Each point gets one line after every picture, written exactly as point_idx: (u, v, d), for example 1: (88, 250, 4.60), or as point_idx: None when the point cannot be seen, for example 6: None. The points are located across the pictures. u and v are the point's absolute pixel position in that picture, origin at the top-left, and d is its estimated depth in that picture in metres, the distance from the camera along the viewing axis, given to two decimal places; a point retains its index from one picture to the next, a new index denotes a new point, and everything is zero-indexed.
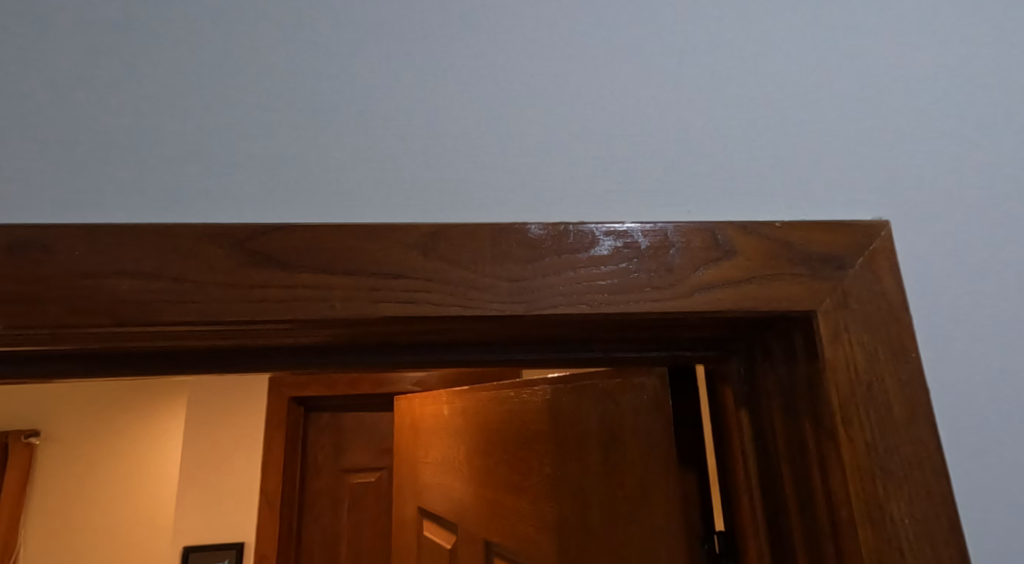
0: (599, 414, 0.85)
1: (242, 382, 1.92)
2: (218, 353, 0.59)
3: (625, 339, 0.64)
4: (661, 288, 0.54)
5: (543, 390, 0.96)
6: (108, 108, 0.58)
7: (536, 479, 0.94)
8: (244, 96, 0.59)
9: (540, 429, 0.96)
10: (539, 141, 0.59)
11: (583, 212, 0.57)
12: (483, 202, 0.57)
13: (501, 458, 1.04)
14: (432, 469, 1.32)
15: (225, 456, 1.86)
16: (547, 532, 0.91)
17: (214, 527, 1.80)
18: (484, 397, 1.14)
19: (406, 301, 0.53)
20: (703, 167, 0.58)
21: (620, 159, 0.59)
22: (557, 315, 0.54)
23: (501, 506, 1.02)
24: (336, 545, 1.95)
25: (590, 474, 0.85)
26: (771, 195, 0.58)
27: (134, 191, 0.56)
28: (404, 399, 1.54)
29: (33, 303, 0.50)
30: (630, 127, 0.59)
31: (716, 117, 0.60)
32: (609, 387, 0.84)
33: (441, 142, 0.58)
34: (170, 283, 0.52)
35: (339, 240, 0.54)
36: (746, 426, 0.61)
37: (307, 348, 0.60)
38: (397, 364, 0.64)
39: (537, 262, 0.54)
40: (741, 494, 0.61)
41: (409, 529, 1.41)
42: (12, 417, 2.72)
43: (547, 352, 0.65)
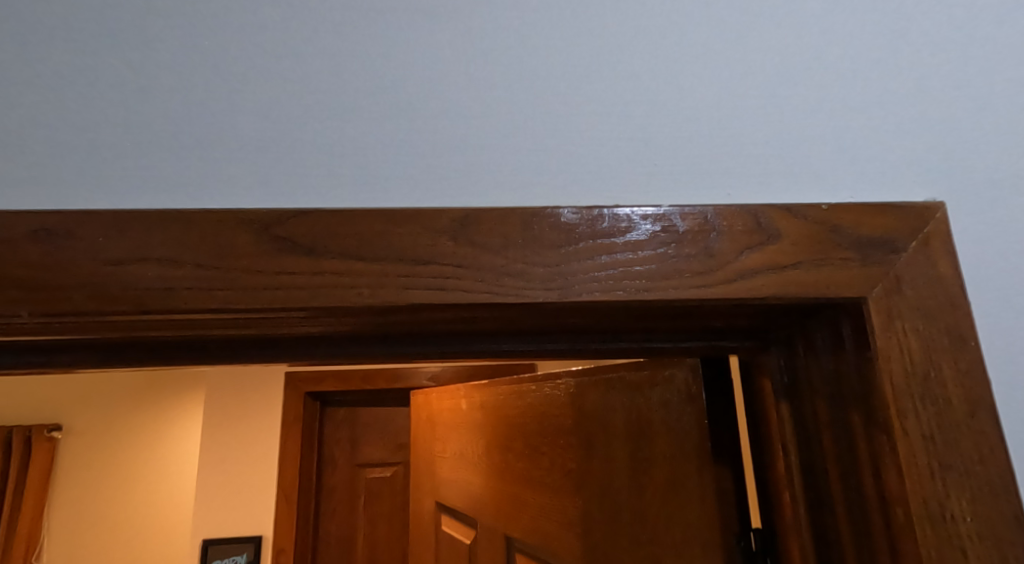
0: (626, 407, 0.82)
1: (259, 377, 1.92)
2: (240, 343, 0.58)
3: (656, 329, 0.61)
4: (701, 274, 0.51)
5: (568, 383, 0.94)
6: (129, 91, 0.56)
7: (560, 474, 0.92)
8: (267, 78, 0.57)
9: (565, 422, 0.93)
10: (567, 123, 0.56)
11: (616, 197, 0.55)
12: (514, 186, 0.55)
13: (524, 452, 1.02)
14: (450, 465, 1.30)
15: (243, 451, 1.85)
16: (572, 528, 0.88)
17: (232, 521, 1.80)
18: (505, 390, 1.12)
19: (436, 288, 0.51)
20: (741, 148, 0.56)
21: (652, 141, 0.56)
22: (593, 302, 0.51)
23: (524, 502, 1.00)
24: (353, 540, 1.94)
25: (617, 469, 0.83)
26: (810, 177, 0.55)
27: (157, 176, 0.54)
28: (421, 394, 1.52)
29: (56, 290, 0.49)
30: (663, 107, 0.57)
31: (753, 97, 0.57)
32: (637, 379, 0.81)
33: (468, 124, 0.56)
34: (193, 270, 0.50)
35: (366, 225, 0.52)
36: (786, 420, 0.59)
37: (331, 337, 0.58)
38: (422, 354, 0.62)
39: (572, 248, 0.52)
40: (782, 491, 0.58)
41: (427, 525, 1.40)
42: (35, 411, 2.76)
43: (574, 342, 0.63)
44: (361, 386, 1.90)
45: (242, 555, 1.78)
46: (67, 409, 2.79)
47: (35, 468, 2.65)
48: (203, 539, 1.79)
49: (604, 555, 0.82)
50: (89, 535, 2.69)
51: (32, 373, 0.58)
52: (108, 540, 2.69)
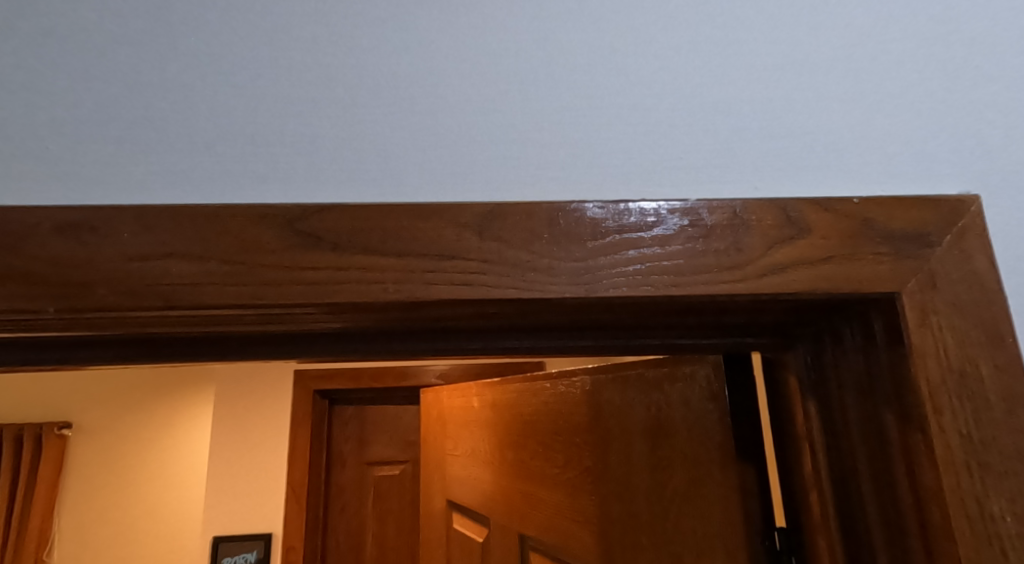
0: (645, 405, 0.82)
1: (271, 375, 1.93)
2: (259, 339, 0.58)
3: (678, 325, 0.60)
4: (730, 269, 0.51)
5: (584, 381, 0.93)
6: (152, 86, 0.56)
7: (576, 472, 0.91)
8: (290, 73, 0.56)
9: (580, 420, 0.93)
10: (589, 117, 0.56)
11: (642, 191, 0.54)
12: (539, 180, 0.54)
13: (538, 450, 1.01)
14: (461, 463, 1.29)
15: (254, 448, 1.86)
16: (588, 527, 0.88)
17: (243, 518, 1.81)
18: (518, 388, 1.11)
19: (461, 283, 0.51)
20: (766, 141, 0.55)
21: (675, 135, 0.55)
22: (620, 297, 0.51)
23: (538, 500, 0.99)
24: (361, 537, 1.93)
25: (636, 466, 0.82)
26: (833, 170, 0.54)
27: (180, 171, 0.54)
28: (431, 392, 1.52)
29: (83, 286, 0.49)
30: (685, 101, 0.56)
31: (774, 90, 0.56)
32: (656, 377, 0.81)
33: (490, 118, 0.56)
34: (218, 266, 0.50)
35: (390, 220, 0.52)
36: (813, 417, 0.58)
37: (353, 333, 0.58)
38: (442, 350, 0.61)
39: (600, 242, 0.52)
40: (809, 491, 0.57)
41: (438, 523, 1.39)
42: (46, 409, 2.77)
43: (594, 339, 0.63)
44: (369, 385, 1.89)
45: (253, 552, 1.79)
46: (79, 407, 2.80)
47: (47, 465, 2.67)
48: (214, 536, 1.80)
49: (623, 555, 0.82)
50: (98, 531, 2.70)
51: (50, 370, 0.58)
52: (117, 537, 2.70)
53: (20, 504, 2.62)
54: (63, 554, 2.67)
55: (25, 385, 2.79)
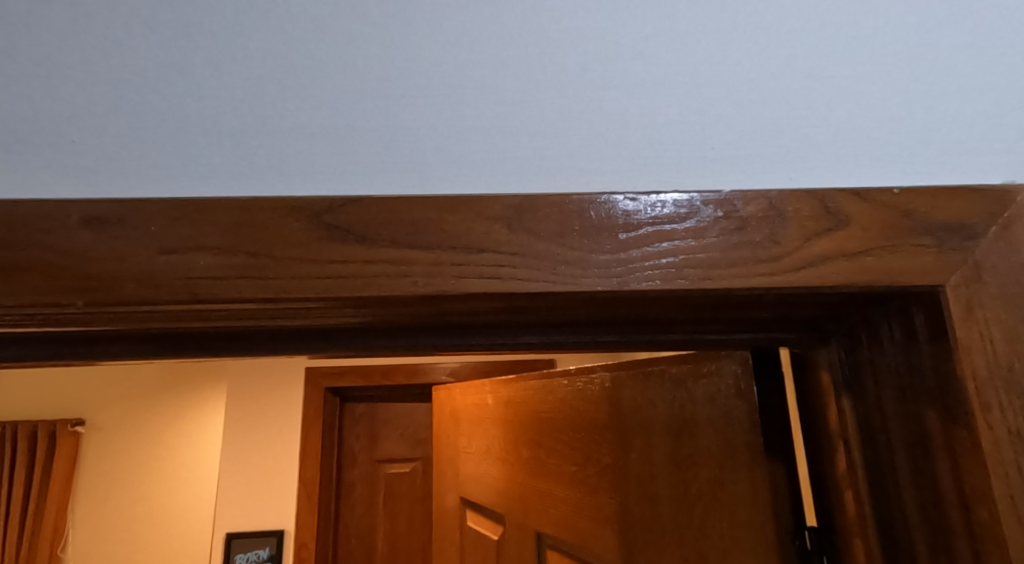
0: (665, 402, 0.80)
1: (283, 372, 1.93)
2: (279, 333, 0.57)
3: (705, 319, 0.59)
4: (766, 262, 0.50)
5: (603, 377, 0.92)
6: (177, 78, 0.55)
7: (595, 470, 0.90)
8: (314, 64, 0.56)
9: (599, 418, 0.91)
10: (614, 107, 0.55)
11: (673, 182, 0.53)
12: (568, 172, 0.54)
13: (556, 448, 1.00)
14: (476, 460, 1.28)
15: (266, 445, 1.87)
16: (608, 526, 0.86)
17: (256, 515, 1.82)
18: (534, 385, 1.10)
19: (491, 277, 0.50)
20: (796, 132, 0.54)
21: (703, 125, 0.54)
22: (654, 291, 0.50)
23: (555, 498, 0.98)
24: (372, 535, 1.92)
25: (657, 464, 0.80)
26: (861, 160, 0.53)
27: (206, 164, 0.53)
28: (444, 390, 1.51)
29: (111, 279, 0.48)
30: (710, 91, 0.55)
31: (801, 79, 0.55)
32: (678, 373, 0.79)
33: (517, 109, 0.55)
34: (246, 260, 0.49)
35: (418, 212, 0.51)
36: (848, 415, 0.57)
37: (378, 328, 0.57)
38: (465, 345, 0.60)
39: (633, 235, 0.51)
40: (844, 490, 0.57)
41: (452, 521, 1.38)
42: (60, 406, 2.79)
43: (619, 334, 0.62)
44: (380, 382, 1.89)
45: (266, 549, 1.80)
46: (92, 404, 2.81)
47: (59, 464, 2.67)
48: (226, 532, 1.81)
49: (645, 554, 0.80)
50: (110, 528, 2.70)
51: (67, 365, 0.58)
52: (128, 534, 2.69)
53: (35, 500, 2.63)
54: (76, 552, 2.68)
55: (36, 382, 2.79)
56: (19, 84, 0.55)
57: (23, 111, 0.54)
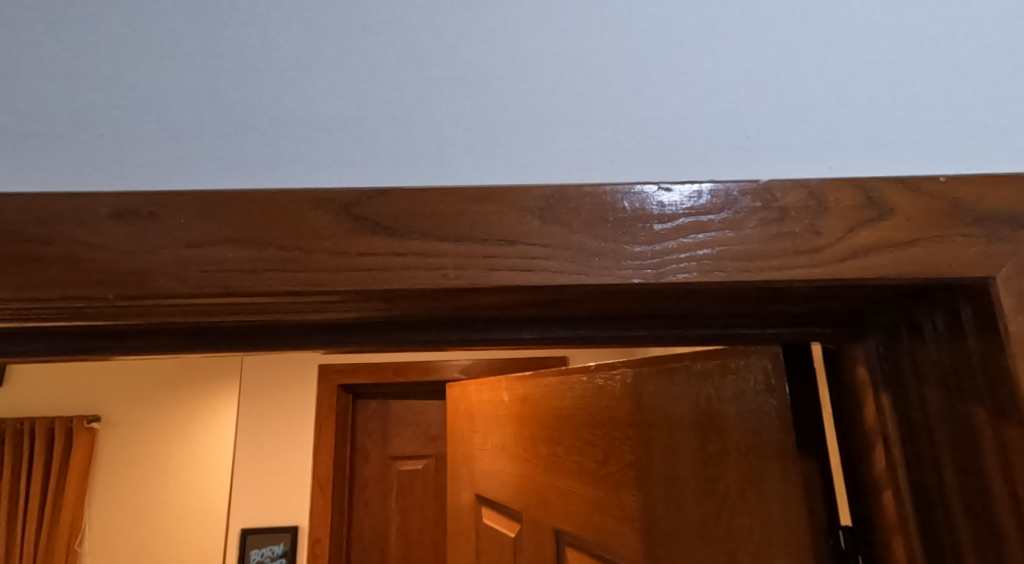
0: (690, 399, 0.78)
1: (295, 370, 1.94)
2: (304, 327, 0.56)
3: (737, 313, 0.58)
4: (808, 253, 0.48)
5: (624, 373, 0.90)
6: (202, 70, 0.55)
7: (617, 466, 0.89)
8: (341, 55, 0.55)
9: (620, 414, 0.90)
10: (643, 97, 0.54)
11: (708, 172, 0.52)
12: (598, 162, 0.53)
13: (575, 445, 0.99)
14: (492, 457, 1.27)
15: (281, 442, 1.88)
16: (631, 523, 0.85)
17: (271, 511, 1.83)
18: (552, 381, 1.09)
19: (523, 269, 0.49)
20: (825, 122, 0.53)
21: (735, 115, 0.53)
22: (690, 284, 0.49)
23: (574, 495, 0.97)
24: (385, 532, 1.91)
25: (681, 461, 0.78)
26: (894, 148, 0.52)
27: (232, 157, 0.53)
28: (458, 387, 1.50)
29: (141, 272, 0.48)
30: (739, 78, 0.54)
31: (831, 67, 0.54)
32: (703, 370, 0.77)
33: (544, 99, 0.54)
34: (276, 252, 0.49)
35: (449, 204, 0.50)
36: (888, 411, 0.56)
37: (403, 323, 0.56)
38: (490, 339, 0.59)
39: (670, 226, 0.50)
40: (885, 488, 0.56)
41: (467, 518, 1.37)
42: (74, 401, 2.73)
43: (646, 329, 0.60)
44: (392, 378, 1.90)
45: (280, 545, 1.80)
46: (97, 398, 2.72)
47: (77, 461, 2.61)
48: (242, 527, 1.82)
49: (670, 554, 0.78)
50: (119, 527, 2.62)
51: (86, 360, 0.57)
52: (138, 533, 2.60)
53: (52, 498, 2.61)
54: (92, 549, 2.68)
55: (43, 377, 2.74)
56: (44, 77, 0.54)
57: (49, 104, 0.54)
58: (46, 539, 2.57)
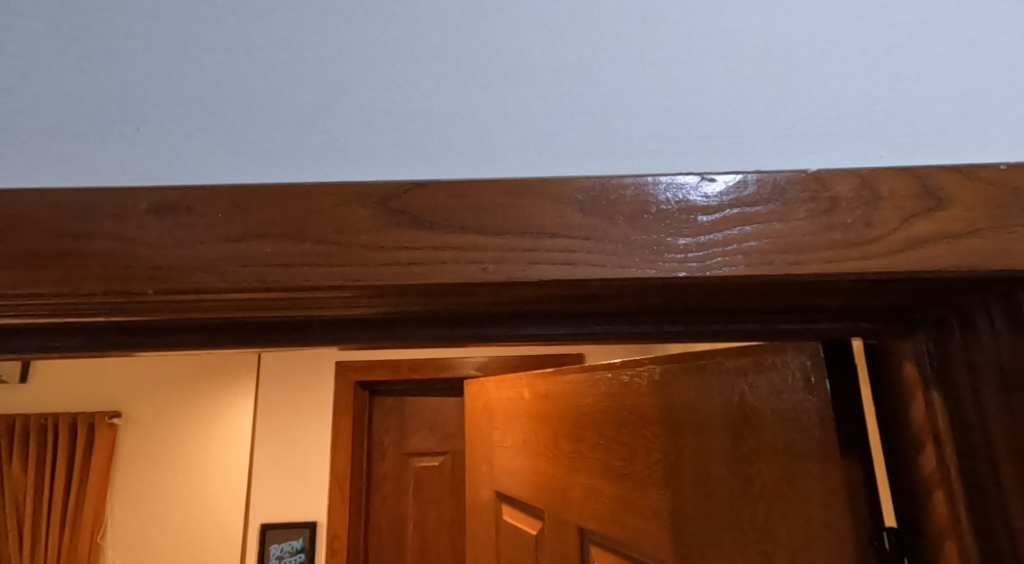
0: (722, 397, 0.76)
1: (313, 367, 1.94)
2: (332, 323, 0.55)
3: (778, 307, 0.56)
4: (860, 245, 0.47)
5: (652, 370, 0.87)
6: (235, 62, 0.54)
7: (644, 464, 0.87)
8: (375, 47, 0.54)
9: (647, 412, 0.88)
10: (681, 84, 0.53)
11: (750, 160, 0.51)
12: (638, 154, 0.51)
13: (600, 442, 0.97)
14: (513, 455, 1.26)
15: (299, 439, 1.88)
16: (660, 521, 0.83)
17: (291, 506, 1.83)
18: (576, 378, 1.07)
19: (563, 263, 0.48)
20: (861, 111, 0.51)
21: (772, 105, 0.52)
22: (736, 277, 0.47)
23: (600, 493, 0.95)
24: (402, 528, 1.91)
25: (712, 460, 0.76)
26: (936, 138, 0.50)
27: (267, 151, 0.52)
28: (477, 384, 1.50)
29: (179, 267, 0.47)
30: (773, 67, 0.52)
31: (867, 54, 0.52)
32: (735, 367, 0.74)
33: (577, 90, 0.53)
34: (313, 246, 0.48)
35: (487, 197, 0.50)
36: (938, 410, 0.54)
37: (435, 319, 0.55)
38: (522, 336, 0.57)
39: (716, 217, 0.48)
40: (936, 489, 0.55)
41: (487, 515, 1.36)
42: (93, 396, 2.70)
43: (683, 324, 0.58)
44: (408, 376, 1.90)
45: (299, 540, 1.80)
46: (117, 394, 2.71)
47: (98, 457, 2.59)
48: (262, 522, 1.82)
49: (702, 553, 0.77)
50: (140, 524, 2.61)
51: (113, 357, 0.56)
52: (158, 529, 2.61)
53: (74, 495, 2.59)
54: None
55: (61, 373, 2.72)
56: (76, 71, 0.54)
57: (84, 98, 0.53)
58: (69, 537, 2.57)
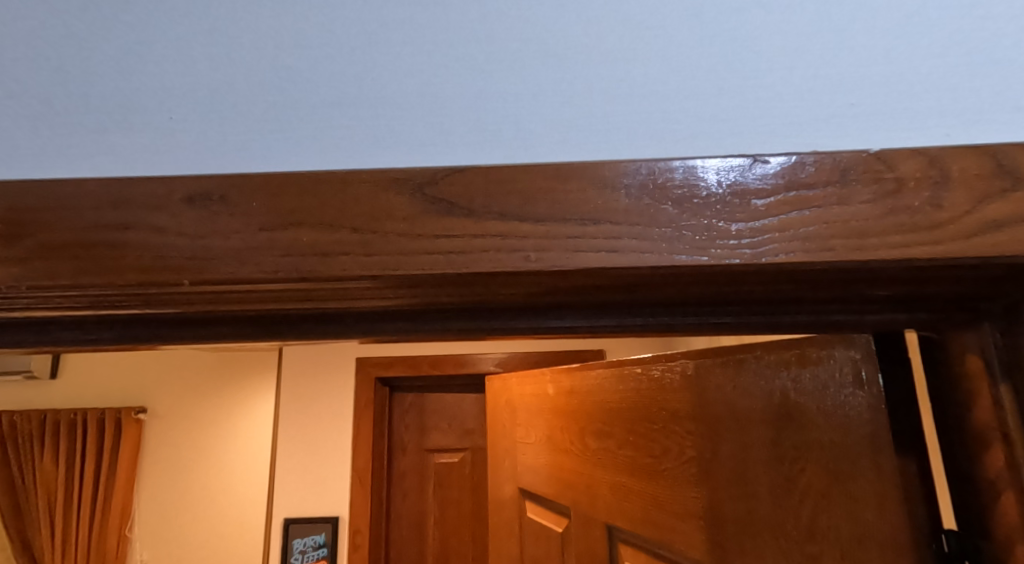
0: (760, 393, 0.71)
1: (334, 364, 1.93)
2: (361, 316, 0.52)
3: (832, 296, 0.53)
4: (929, 230, 0.44)
5: (684, 365, 0.83)
6: (266, 46, 0.52)
7: (676, 462, 0.83)
8: (407, 28, 0.52)
9: (678, 408, 0.83)
10: (726, 62, 0.50)
11: (804, 141, 0.48)
12: (684, 136, 0.49)
13: (630, 439, 0.93)
14: (537, 451, 1.23)
15: (321, 436, 1.87)
16: (693, 520, 0.79)
17: (314, 500, 1.83)
18: (603, 373, 1.04)
19: (609, 250, 0.45)
20: (915, 89, 0.48)
21: (818, 83, 0.49)
22: (796, 265, 0.45)
23: (630, 491, 0.92)
24: (423, 524, 1.89)
25: (749, 460, 0.72)
26: (997, 116, 0.47)
27: (298, 137, 0.50)
28: (499, 379, 1.48)
29: (213, 258, 0.46)
30: (817, 44, 0.50)
31: (917, 26, 0.49)
32: (775, 361, 0.69)
33: (613, 70, 0.50)
34: (349, 235, 0.46)
35: (528, 182, 0.47)
36: (1008, 407, 0.52)
37: (466, 311, 0.52)
38: (558, 327, 0.54)
39: (773, 201, 0.46)
40: (1006, 490, 0.52)
41: (510, 512, 1.34)
42: (117, 393, 2.72)
43: (731, 315, 0.55)
44: (429, 372, 1.89)
45: (323, 536, 1.79)
46: (143, 390, 2.73)
47: (126, 453, 2.60)
48: (285, 518, 1.82)
49: (739, 555, 0.73)
50: (165, 519, 2.63)
51: (137, 351, 0.55)
52: (182, 523, 2.62)
53: (100, 490, 2.61)
54: None
55: (86, 370, 2.74)
56: (105, 58, 0.53)
57: (113, 85, 0.52)
58: (98, 531, 2.59)
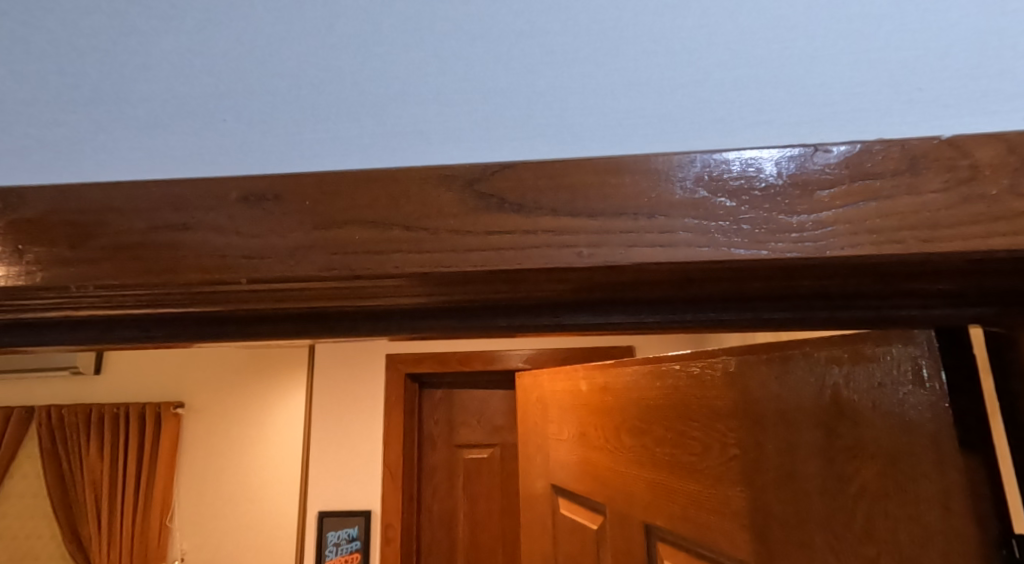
0: (810, 390, 0.68)
1: (365, 360, 1.94)
2: (404, 315, 0.51)
3: (895, 291, 0.50)
4: (1008, 219, 0.41)
5: (725, 362, 0.80)
6: (312, 43, 0.52)
7: (719, 460, 0.81)
8: (450, 21, 0.51)
9: (721, 406, 0.81)
10: (779, 48, 0.48)
11: (865, 129, 0.46)
12: (739, 126, 0.47)
13: (669, 437, 0.91)
14: (570, 448, 1.22)
15: (353, 432, 1.88)
16: (739, 520, 0.77)
17: (347, 495, 1.84)
18: (639, 370, 1.02)
19: (664, 244, 0.44)
20: (981, 73, 0.46)
21: (876, 69, 0.47)
22: (863, 258, 0.42)
23: (670, 490, 0.90)
24: (453, 519, 1.89)
25: (799, 459, 0.69)
26: None
27: (344, 134, 0.50)
28: (530, 377, 1.47)
29: (264, 257, 0.45)
30: (872, 28, 0.48)
31: (981, 7, 0.47)
32: (825, 357, 0.67)
33: (660, 59, 0.49)
34: (401, 233, 0.45)
35: (579, 176, 0.46)
36: None
37: (509, 310, 0.50)
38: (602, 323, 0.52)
39: (838, 192, 0.44)
40: None
41: (542, 508, 1.32)
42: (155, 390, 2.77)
43: (786, 311, 0.51)
44: (458, 368, 1.88)
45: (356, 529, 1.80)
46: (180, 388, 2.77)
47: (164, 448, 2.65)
48: (319, 511, 1.83)
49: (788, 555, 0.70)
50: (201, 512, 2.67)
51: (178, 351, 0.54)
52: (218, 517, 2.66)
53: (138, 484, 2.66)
54: None
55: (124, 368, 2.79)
56: (153, 58, 0.53)
57: (162, 86, 0.52)
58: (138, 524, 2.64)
